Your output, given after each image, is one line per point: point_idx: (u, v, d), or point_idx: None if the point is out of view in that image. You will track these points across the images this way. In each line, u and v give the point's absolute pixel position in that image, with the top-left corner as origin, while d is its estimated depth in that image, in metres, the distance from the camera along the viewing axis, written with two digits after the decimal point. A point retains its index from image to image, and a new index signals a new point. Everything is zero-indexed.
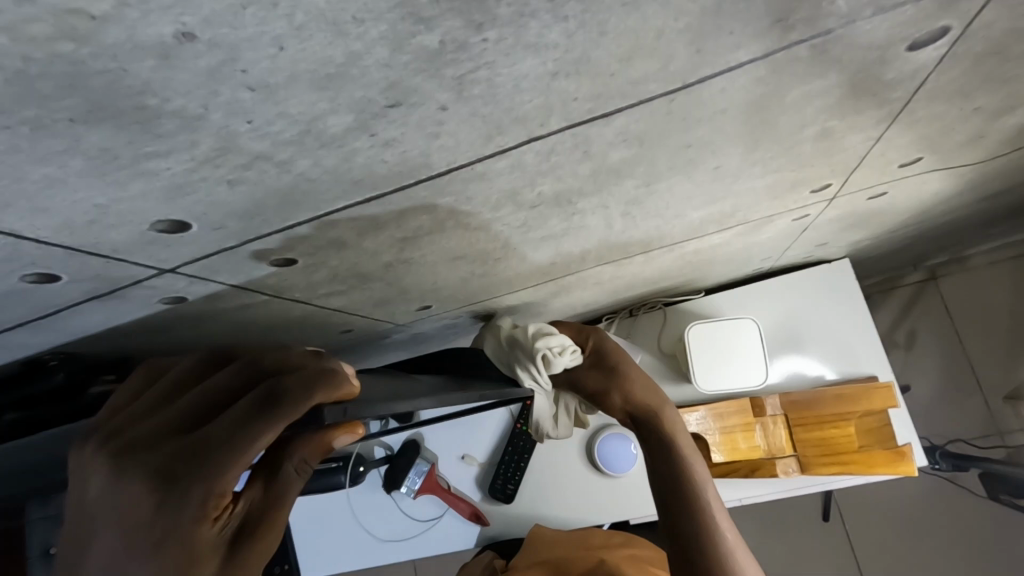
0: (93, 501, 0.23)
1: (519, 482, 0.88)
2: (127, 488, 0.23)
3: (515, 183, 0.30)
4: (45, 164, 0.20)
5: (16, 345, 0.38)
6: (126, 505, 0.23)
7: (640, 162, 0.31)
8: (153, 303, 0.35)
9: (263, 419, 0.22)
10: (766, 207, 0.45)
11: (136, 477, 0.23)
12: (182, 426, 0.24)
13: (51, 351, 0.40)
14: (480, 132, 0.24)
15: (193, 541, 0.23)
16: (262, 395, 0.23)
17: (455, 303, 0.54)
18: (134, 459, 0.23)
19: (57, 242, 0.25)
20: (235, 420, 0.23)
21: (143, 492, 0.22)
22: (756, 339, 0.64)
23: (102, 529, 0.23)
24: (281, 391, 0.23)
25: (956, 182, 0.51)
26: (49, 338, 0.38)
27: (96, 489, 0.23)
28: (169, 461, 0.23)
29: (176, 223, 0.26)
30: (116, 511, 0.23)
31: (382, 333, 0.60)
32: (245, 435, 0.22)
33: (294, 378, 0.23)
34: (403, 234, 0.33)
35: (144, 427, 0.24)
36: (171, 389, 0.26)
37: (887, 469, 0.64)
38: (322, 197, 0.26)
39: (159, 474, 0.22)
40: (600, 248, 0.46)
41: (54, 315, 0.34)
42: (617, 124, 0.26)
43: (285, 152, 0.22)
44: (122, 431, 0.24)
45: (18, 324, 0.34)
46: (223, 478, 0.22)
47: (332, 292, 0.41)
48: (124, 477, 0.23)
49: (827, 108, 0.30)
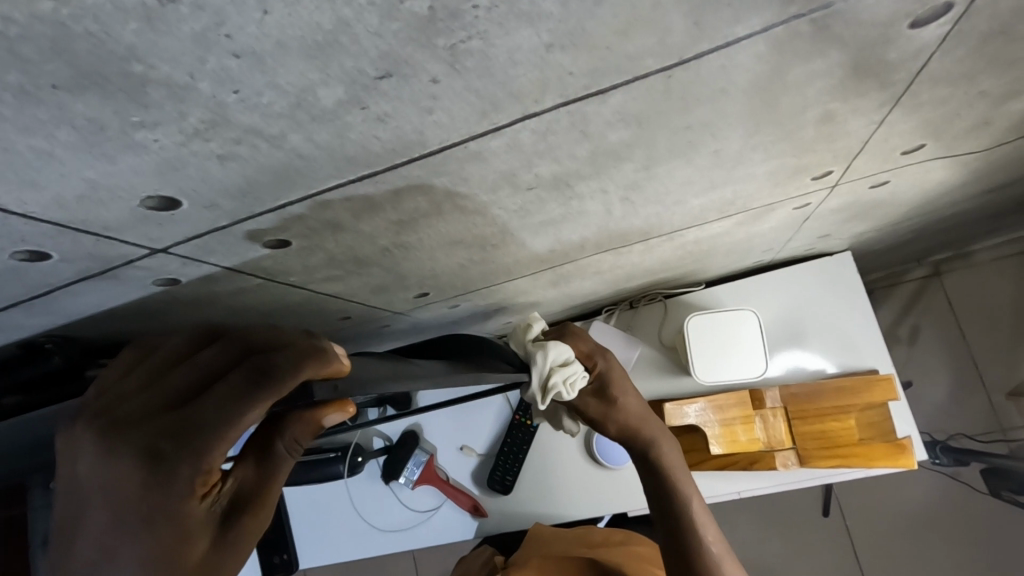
0: (80, 479, 0.23)
1: (517, 473, 0.88)
2: (114, 465, 0.22)
3: (511, 165, 0.30)
4: (31, 134, 0.19)
5: (11, 327, 0.38)
6: (114, 483, 0.22)
7: (639, 144, 0.31)
8: (147, 285, 0.35)
9: (251, 394, 0.22)
10: (767, 194, 0.45)
11: (123, 453, 0.22)
12: (171, 403, 0.24)
13: (46, 334, 0.40)
14: (474, 108, 0.24)
15: (183, 519, 0.23)
16: (249, 371, 0.23)
17: (453, 292, 0.53)
18: (122, 435, 0.23)
19: (47, 217, 0.25)
20: (223, 395, 0.22)
21: (130, 467, 0.22)
22: (756, 330, 0.63)
23: (89, 506, 0.23)
24: (268, 368, 0.23)
25: (961, 172, 0.50)
26: (44, 321, 0.38)
27: (84, 465, 0.23)
28: (157, 438, 0.22)
29: (168, 200, 0.26)
30: (104, 487, 0.22)
31: (381, 322, 0.60)
32: (234, 409, 0.22)
33: (282, 354, 0.23)
34: (399, 217, 0.33)
35: (132, 405, 0.24)
36: (159, 367, 0.26)
37: (887, 462, 0.64)
38: (315, 175, 0.26)
39: (146, 449, 0.22)
40: (599, 236, 0.46)
41: (47, 296, 0.33)
42: (614, 102, 0.26)
43: (275, 126, 0.22)
44: (110, 409, 0.24)
45: (13, 305, 0.34)
46: (211, 454, 0.22)
47: (329, 277, 0.41)
48: (112, 453, 0.23)
49: (828, 90, 0.30)
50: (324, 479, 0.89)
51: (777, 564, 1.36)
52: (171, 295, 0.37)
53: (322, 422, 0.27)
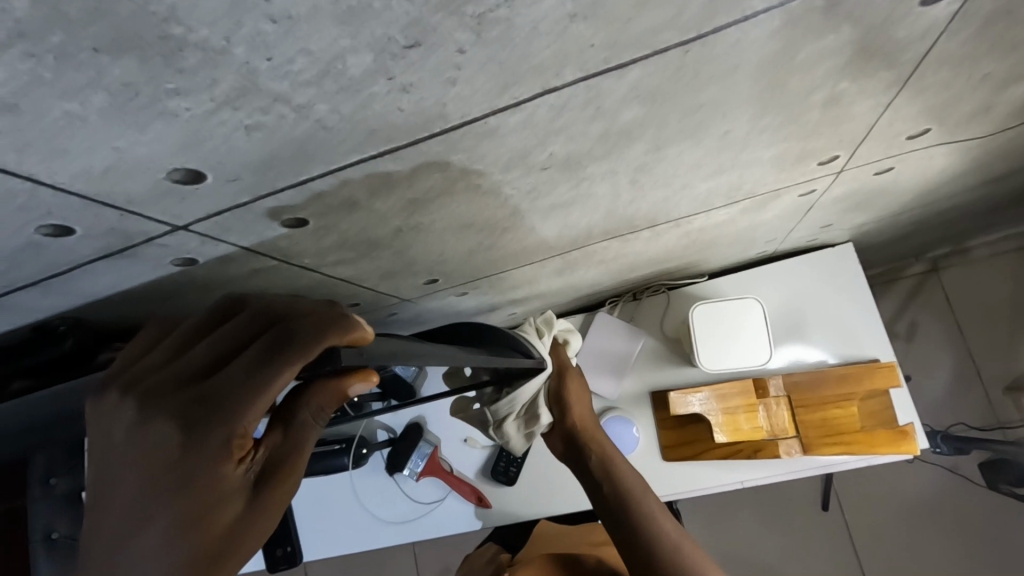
0: (113, 447, 0.23)
1: (521, 465, 0.89)
2: (149, 432, 0.23)
3: (527, 143, 0.30)
4: (67, 99, 0.20)
5: (26, 309, 0.38)
6: (148, 449, 0.23)
7: (652, 124, 0.31)
8: (164, 265, 0.35)
9: (279, 358, 0.23)
10: (773, 180, 0.45)
11: (158, 418, 0.23)
12: (198, 372, 0.24)
13: (59, 317, 0.40)
14: (495, 82, 0.24)
15: (218, 482, 0.23)
16: (275, 337, 0.23)
17: (461, 279, 0.54)
18: (155, 403, 0.23)
19: (74, 189, 0.25)
20: (251, 361, 0.23)
21: (168, 434, 0.23)
22: (760, 319, 0.64)
23: (123, 476, 0.23)
24: (295, 334, 0.23)
25: (964, 159, 0.51)
26: (59, 303, 0.38)
27: (119, 434, 0.23)
28: (188, 405, 0.23)
29: (192, 173, 0.26)
30: (138, 456, 0.23)
31: (389, 311, 0.60)
32: (263, 374, 0.23)
33: (309, 321, 0.24)
34: (414, 196, 0.33)
35: (160, 376, 0.24)
36: (183, 342, 0.26)
37: (889, 449, 0.65)
38: (337, 148, 0.27)
39: (182, 418, 0.23)
40: (608, 221, 0.46)
41: (65, 275, 0.34)
42: (631, 78, 0.26)
43: (303, 95, 0.22)
44: (139, 382, 0.25)
45: (31, 284, 0.34)
46: (242, 419, 0.23)
47: (341, 261, 0.41)
48: (146, 420, 0.23)
49: (837, 70, 0.30)
50: (328, 471, 0.90)
51: (776, 558, 1.37)
52: (186, 276, 0.38)
53: (347, 392, 0.28)
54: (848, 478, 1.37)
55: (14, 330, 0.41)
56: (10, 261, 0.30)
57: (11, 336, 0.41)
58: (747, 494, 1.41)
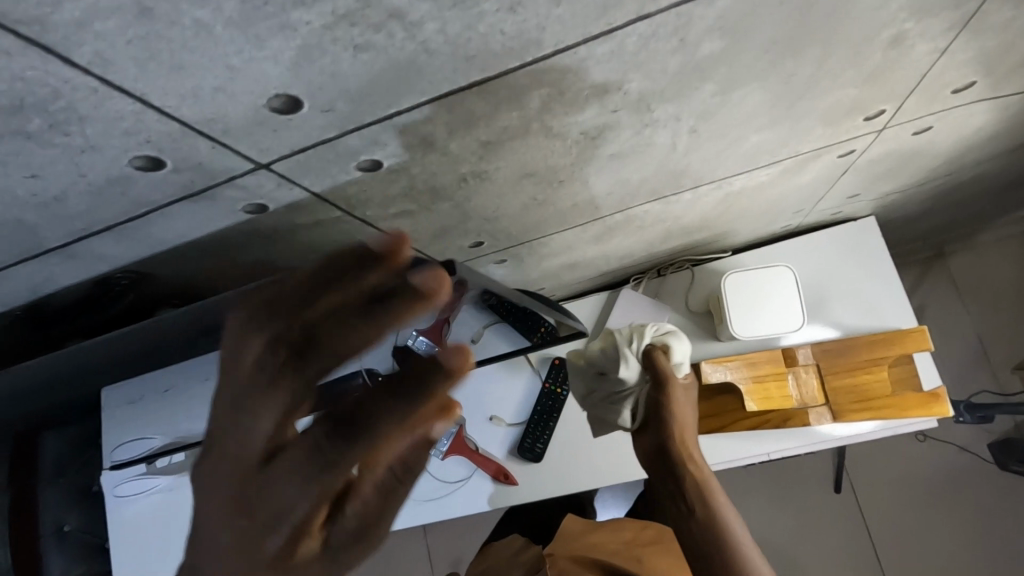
0: (271, 516, 0.21)
1: (547, 442, 0.89)
2: (301, 495, 0.20)
3: (607, 78, 0.31)
4: (201, 5, 0.20)
5: (95, 258, 0.38)
6: (310, 506, 0.20)
7: (725, 62, 0.32)
8: (237, 210, 0.36)
9: (389, 320, 0.20)
10: (819, 135, 0.46)
11: (309, 484, 0.20)
12: (317, 422, 0.20)
13: (124, 270, 0.40)
14: (596, 4, 0.25)
15: (391, 502, 0.23)
16: (367, 308, 0.20)
17: (505, 243, 0.55)
18: (291, 468, 0.20)
19: (178, 114, 0.26)
20: (375, 345, 0.20)
21: (325, 493, 0.20)
22: (791, 286, 0.65)
23: (286, 531, 0.21)
24: (398, 295, 0.20)
25: (999, 119, 0.52)
26: (126, 253, 0.38)
27: (269, 505, 0.21)
28: (328, 455, 0.20)
29: (291, 100, 0.27)
30: (298, 515, 0.21)
31: None
32: (409, 399, 0.20)
33: (407, 300, 0.19)
34: (488, 137, 0.34)
35: (271, 431, 0.20)
36: (251, 389, 0.20)
37: (920, 412, 0.66)
38: (432, 77, 0.27)
39: (332, 476, 0.20)
40: (657, 177, 0.47)
41: (141, 219, 0.34)
42: (719, 6, 0.27)
43: (418, 11, 0.23)
44: (252, 450, 0.20)
45: (111, 227, 0.34)
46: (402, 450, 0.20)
47: (401, 213, 0.42)
48: (292, 484, 0.20)
49: (908, 6, 0.31)
50: None
51: (789, 539, 1.37)
52: (258, 224, 0.38)
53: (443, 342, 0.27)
54: (859, 459, 1.38)
55: (78, 284, 0.41)
56: (99, 198, 0.31)
57: (75, 290, 0.42)
58: (760, 477, 1.42)
